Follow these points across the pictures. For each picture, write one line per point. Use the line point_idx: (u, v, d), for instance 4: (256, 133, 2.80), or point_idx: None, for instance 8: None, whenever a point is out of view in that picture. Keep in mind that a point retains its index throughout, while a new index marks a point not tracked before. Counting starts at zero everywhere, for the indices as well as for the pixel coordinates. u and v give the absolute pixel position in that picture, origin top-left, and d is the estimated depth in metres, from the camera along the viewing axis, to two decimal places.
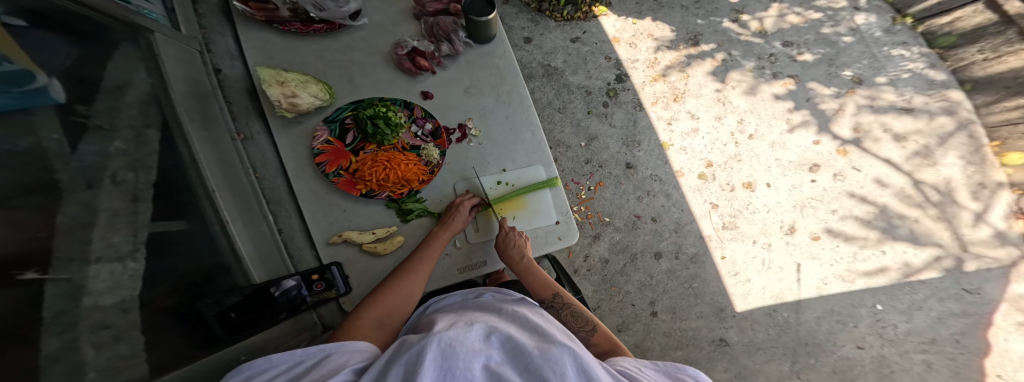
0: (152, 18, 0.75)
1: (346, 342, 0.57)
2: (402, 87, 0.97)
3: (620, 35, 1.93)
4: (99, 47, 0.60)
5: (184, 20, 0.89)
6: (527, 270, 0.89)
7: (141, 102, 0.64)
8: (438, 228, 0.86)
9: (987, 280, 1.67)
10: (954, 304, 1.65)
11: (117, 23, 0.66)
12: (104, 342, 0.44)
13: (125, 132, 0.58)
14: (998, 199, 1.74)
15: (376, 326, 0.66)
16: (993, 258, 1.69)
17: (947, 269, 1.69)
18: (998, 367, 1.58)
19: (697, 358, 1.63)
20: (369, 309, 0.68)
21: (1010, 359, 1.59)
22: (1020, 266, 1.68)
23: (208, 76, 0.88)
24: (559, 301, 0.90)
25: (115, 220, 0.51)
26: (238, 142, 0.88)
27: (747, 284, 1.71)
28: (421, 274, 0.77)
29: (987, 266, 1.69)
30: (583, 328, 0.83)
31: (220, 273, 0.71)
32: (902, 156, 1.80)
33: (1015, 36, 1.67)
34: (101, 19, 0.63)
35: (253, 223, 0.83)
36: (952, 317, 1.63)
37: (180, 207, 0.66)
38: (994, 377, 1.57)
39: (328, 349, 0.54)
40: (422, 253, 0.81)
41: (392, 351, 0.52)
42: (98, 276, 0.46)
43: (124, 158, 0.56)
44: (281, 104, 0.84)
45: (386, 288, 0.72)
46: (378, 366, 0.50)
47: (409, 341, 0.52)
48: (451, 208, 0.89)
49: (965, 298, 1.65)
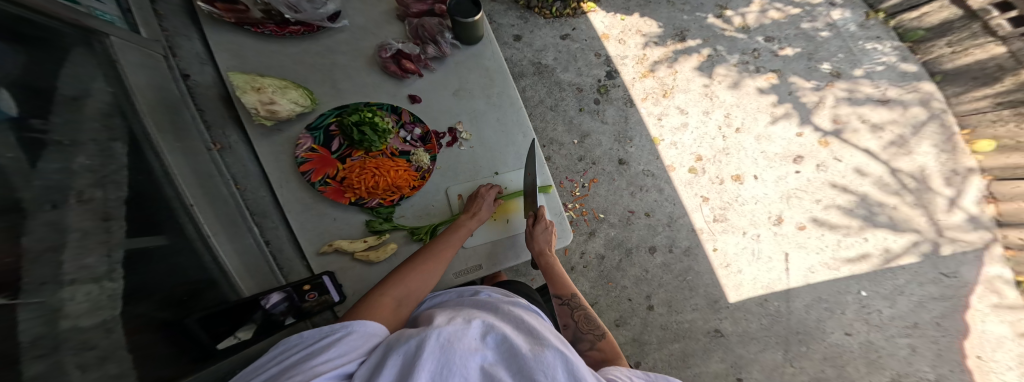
0: (106, 20, 0.70)
1: (367, 322, 0.59)
2: (388, 91, 0.95)
3: (609, 31, 1.95)
4: (48, 52, 0.54)
5: (143, 21, 0.83)
6: (548, 266, 0.97)
7: (103, 113, 0.60)
8: (464, 217, 0.87)
9: (962, 263, 1.74)
10: (933, 288, 1.71)
11: (67, 25, 0.60)
12: (89, 364, 0.43)
13: (88, 147, 0.54)
14: (970, 185, 1.81)
15: (394, 305, 0.68)
16: (967, 242, 1.76)
17: (925, 254, 1.75)
18: (976, 348, 1.64)
19: (694, 350, 1.65)
20: (392, 287, 0.69)
21: (987, 340, 1.65)
22: (993, 249, 1.75)
23: (177, 82, 0.84)
24: (575, 301, 0.94)
25: (87, 241, 0.49)
26: (215, 152, 0.85)
27: (739, 275, 1.74)
28: (443, 258, 0.78)
29: (962, 250, 1.75)
30: (592, 331, 0.87)
31: (206, 287, 0.69)
32: (880, 146, 1.86)
33: (978, 31, 1.76)
34: (48, 22, 0.57)
35: (237, 236, 0.81)
36: (932, 301, 1.69)
37: (160, 221, 0.64)
38: (974, 358, 1.63)
39: (349, 327, 0.57)
40: (446, 238, 0.81)
41: (393, 340, 0.53)
42: (73, 298, 0.44)
43: (90, 174, 0.53)
44: (259, 112, 0.80)
45: (411, 268, 0.74)
46: (377, 354, 0.52)
47: (407, 332, 0.53)
48: (477, 196, 0.90)
49: (943, 282, 1.72)
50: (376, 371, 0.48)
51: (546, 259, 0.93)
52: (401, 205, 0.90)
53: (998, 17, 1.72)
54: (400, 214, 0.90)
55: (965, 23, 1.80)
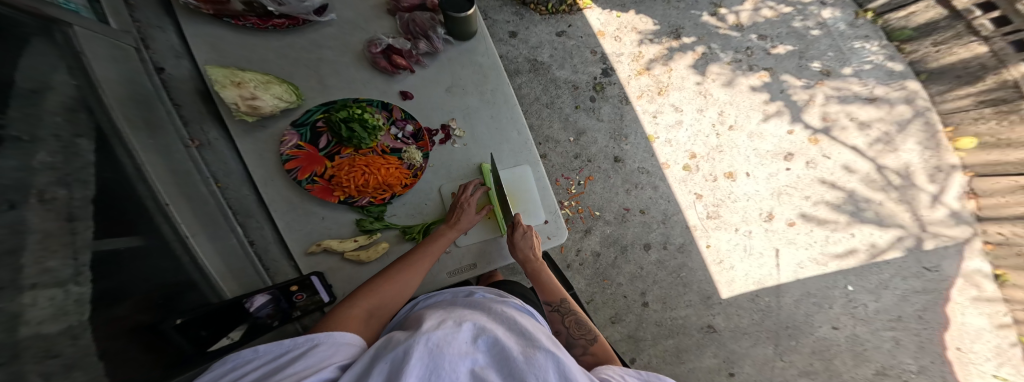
0: (72, 9, 0.65)
1: (334, 333, 0.57)
2: (378, 87, 0.92)
3: (605, 28, 1.94)
4: (9, 42, 0.48)
5: (112, 11, 0.79)
6: (537, 271, 0.94)
7: (65, 107, 0.55)
8: (444, 227, 0.85)
9: (944, 257, 1.78)
10: (916, 282, 1.75)
11: (26, 15, 0.53)
12: (53, 372, 0.41)
13: (50, 142, 0.50)
14: (953, 181, 1.85)
15: (365, 317, 0.69)
16: (948, 236, 1.81)
17: (909, 249, 1.79)
18: (956, 340, 1.69)
19: (687, 345, 1.67)
20: (362, 299, 0.70)
21: (967, 332, 1.70)
22: (973, 243, 1.80)
23: (150, 75, 0.80)
24: (565, 307, 0.94)
25: (49, 243, 0.46)
26: (193, 149, 0.81)
27: (731, 271, 1.76)
28: (418, 268, 0.78)
29: (944, 244, 1.80)
30: (585, 336, 0.87)
31: (185, 289, 0.68)
32: (867, 143, 1.90)
33: (964, 30, 1.80)
34: (7, 11, 0.50)
35: (219, 236, 0.79)
36: (915, 294, 1.73)
37: (131, 222, 0.61)
38: (953, 349, 1.68)
39: (316, 340, 0.54)
40: (423, 249, 0.81)
41: (380, 347, 0.52)
42: (35, 303, 0.41)
43: (51, 172, 0.49)
44: (239, 108, 0.76)
45: (385, 280, 0.74)
46: (365, 360, 0.51)
47: (395, 338, 0.52)
48: (456, 205, 0.86)
49: (925, 276, 1.76)
50: (363, 376, 0.47)
51: (532, 265, 0.92)
52: (393, 204, 0.88)
53: (981, 17, 1.77)
54: (392, 212, 0.88)
55: (950, 23, 1.83)
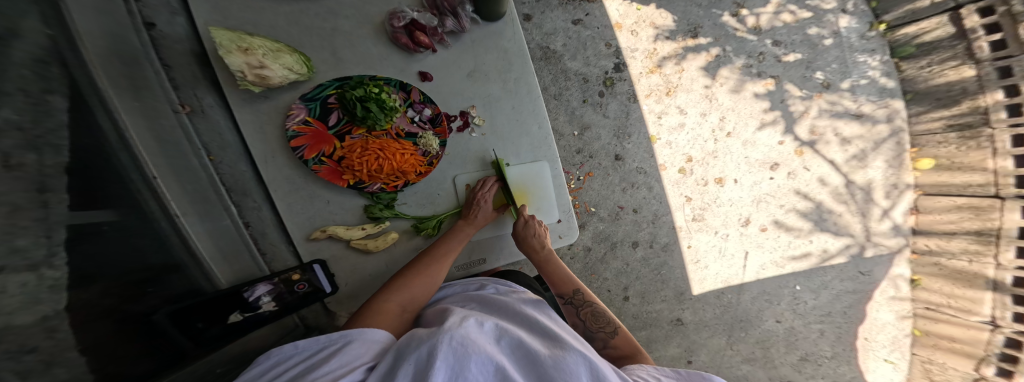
0: None
1: (367, 330, 0.60)
2: (396, 65, 0.84)
3: (623, 21, 1.87)
4: None
5: None
6: (546, 260, 0.92)
7: (35, 59, 0.45)
8: (462, 223, 0.85)
9: (877, 264, 1.98)
10: (850, 284, 1.95)
11: None
12: (31, 370, 0.34)
13: (18, 98, 0.41)
14: (903, 198, 2.01)
15: (398, 311, 0.71)
16: (886, 246, 2.00)
17: (853, 256, 1.97)
18: (867, 332, 1.94)
19: (657, 336, 1.80)
20: (396, 292, 0.72)
21: (876, 325, 1.95)
22: (903, 252, 2.00)
23: (137, 30, 0.68)
24: (580, 297, 0.91)
25: (18, 218, 0.38)
26: (184, 115, 0.72)
27: (704, 270, 1.86)
28: (444, 264, 0.79)
29: (881, 253, 1.99)
30: (604, 329, 0.86)
31: (169, 274, 0.62)
32: (844, 159, 2.01)
33: (960, 52, 1.82)
34: None
35: (211, 216, 0.73)
36: (847, 294, 1.94)
37: (109, 195, 0.54)
38: (863, 340, 1.93)
39: (349, 336, 0.58)
40: (446, 244, 0.82)
41: (403, 344, 0.55)
42: (2, 290, 0.34)
43: (18, 134, 0.40)
44: (245, 76, 0.67)
45: (414, 272, 0.76)
46: (388, 362, 0.52)
47: (418, 336, 0.54)
48: (473, 202, 0.85)
49: (858, 279, 1.96)
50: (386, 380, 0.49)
51: (541, 255, 0.91)
52: (403, 192, 0.83)
53: (983, 39, 1.76)
54: (402, 201, 0.83)
55: (952, 44, 1.84)
